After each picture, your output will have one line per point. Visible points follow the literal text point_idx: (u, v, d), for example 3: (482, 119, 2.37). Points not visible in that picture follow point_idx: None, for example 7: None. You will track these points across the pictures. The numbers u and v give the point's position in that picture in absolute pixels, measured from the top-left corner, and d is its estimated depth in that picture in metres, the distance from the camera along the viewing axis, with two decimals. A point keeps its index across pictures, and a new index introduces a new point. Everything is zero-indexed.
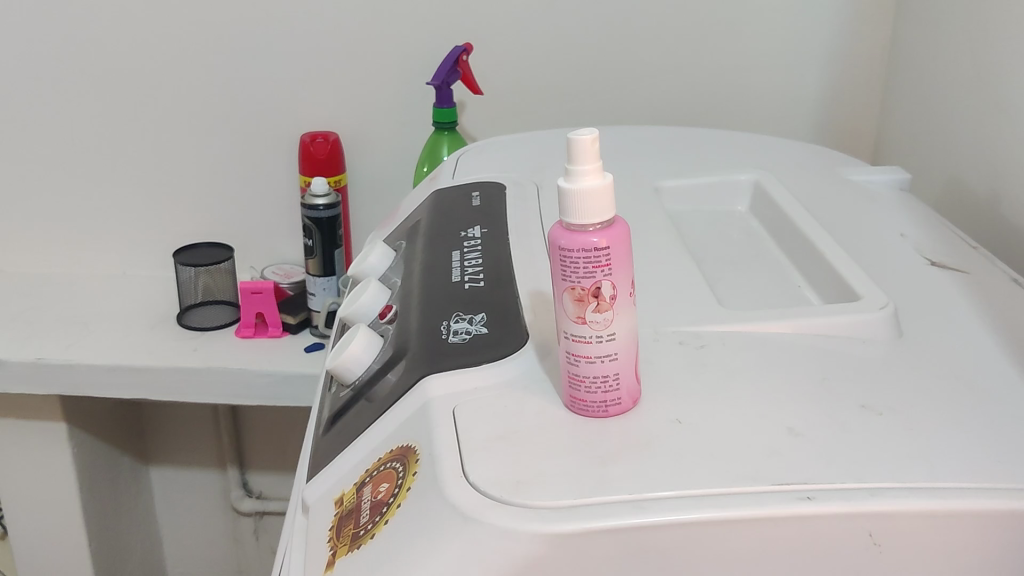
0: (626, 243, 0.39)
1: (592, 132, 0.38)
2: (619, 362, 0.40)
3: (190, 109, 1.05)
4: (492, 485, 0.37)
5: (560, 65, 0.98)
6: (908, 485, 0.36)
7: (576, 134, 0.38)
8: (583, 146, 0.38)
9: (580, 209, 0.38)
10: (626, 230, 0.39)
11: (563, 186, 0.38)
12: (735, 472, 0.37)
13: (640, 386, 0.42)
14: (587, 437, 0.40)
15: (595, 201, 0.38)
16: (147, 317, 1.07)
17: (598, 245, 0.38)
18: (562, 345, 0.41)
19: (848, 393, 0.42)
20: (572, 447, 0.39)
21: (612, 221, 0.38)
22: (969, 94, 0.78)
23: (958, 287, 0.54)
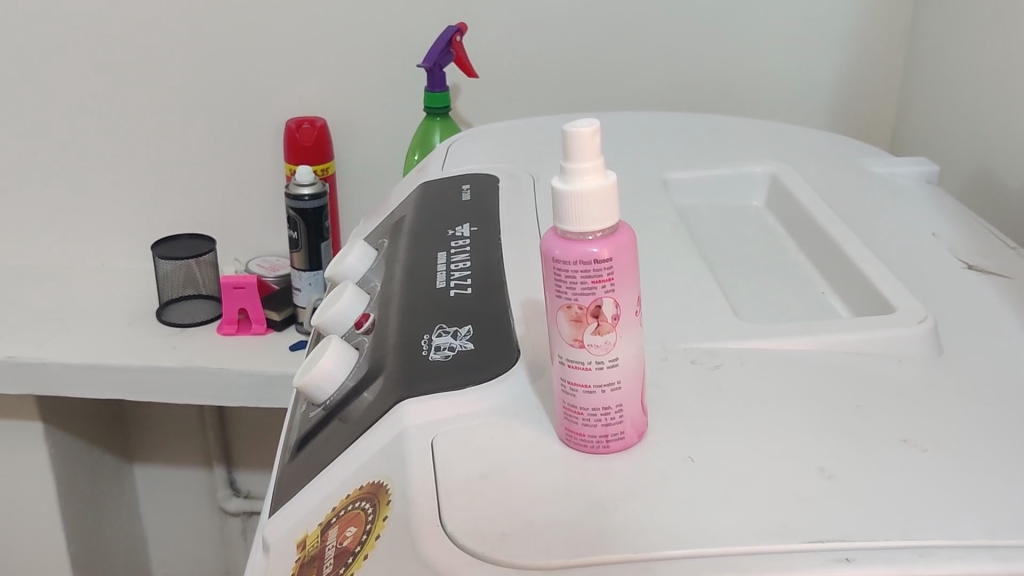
0: (630, 254, 0.33)
1: (591, 122, 0.33)
2: (622, 392, 0.35)
3: (167, 92, 0.99)
4: (475, 541, 0.32)
5: (559, 47, 0.92)
6: (963, 543, 0.31)
7: (573, 126, 0.32)
8: (582, 141, 0.32)
9: (578, 214, 0.32)
10: (631, 238, 0.33)
11: (559, 189, 0.32)
12: (760, 526, 0.32)
13: (646, 417, 0.37)
14: (585, 479, 0.35)
15: (595, 206, 0.32)
16: (125, 313, 1.01)
17: (599, 256, 0.32)
18: (557, 371, 0.35)
19: (886, 425, 0.37)
20: (569, 492, 0.34)
21: (615, 227, 0.33)
22: (998, 78, 0.72)
23: (1000, 294, 0.48)
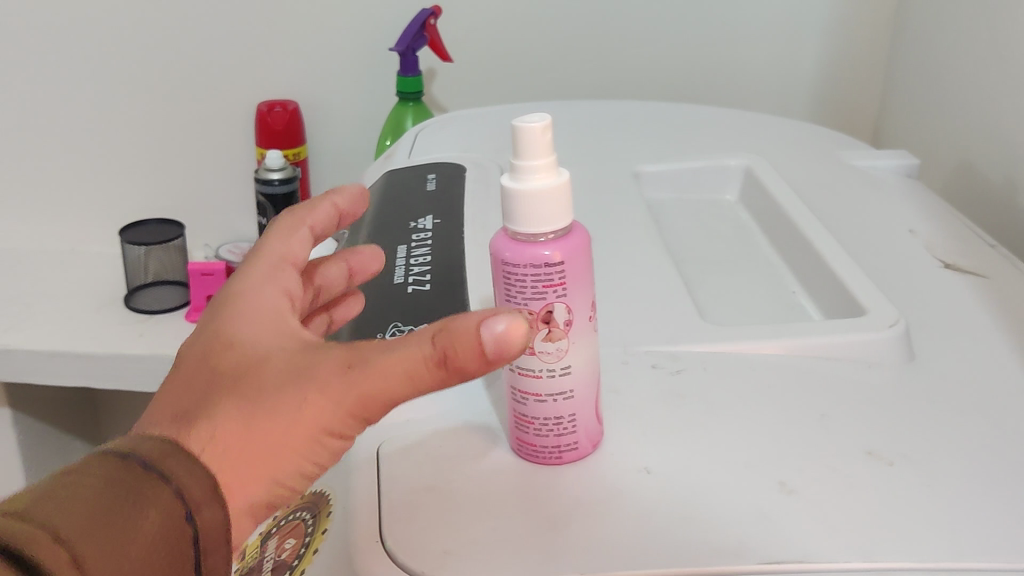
0: (585, 256, 0.31)
1: (543, 116, 0.30)
2: (575, 401, 0.33)
3: (132, 75, 0.96)
4: (416, 557, 0.31)
5: (535, 32, 0.89)
6: (927, 566, 0.30)
7: (523, 121, 0.30)
8: (534, 138, 0.30)
9: (529, 215, 0.30)
10: (586, 240, 0.32)
11: (511, 189, 0.30)
12: (714, 545, 0.30)
13: (601, 425, 0.35)
14: (534, 491, 0.33)
15: (546, 206, 0.30)
16: (92, 299, 0.98)
17: (551, 260, 0.31)
18: (507, 379, 0.34)
19: (852, 436, 0.35)
20: (520, 504, 0.33)
21: (570, 229, 0.31)
22: (981, 69, 0.70)
23: (977, 295, 0.47)
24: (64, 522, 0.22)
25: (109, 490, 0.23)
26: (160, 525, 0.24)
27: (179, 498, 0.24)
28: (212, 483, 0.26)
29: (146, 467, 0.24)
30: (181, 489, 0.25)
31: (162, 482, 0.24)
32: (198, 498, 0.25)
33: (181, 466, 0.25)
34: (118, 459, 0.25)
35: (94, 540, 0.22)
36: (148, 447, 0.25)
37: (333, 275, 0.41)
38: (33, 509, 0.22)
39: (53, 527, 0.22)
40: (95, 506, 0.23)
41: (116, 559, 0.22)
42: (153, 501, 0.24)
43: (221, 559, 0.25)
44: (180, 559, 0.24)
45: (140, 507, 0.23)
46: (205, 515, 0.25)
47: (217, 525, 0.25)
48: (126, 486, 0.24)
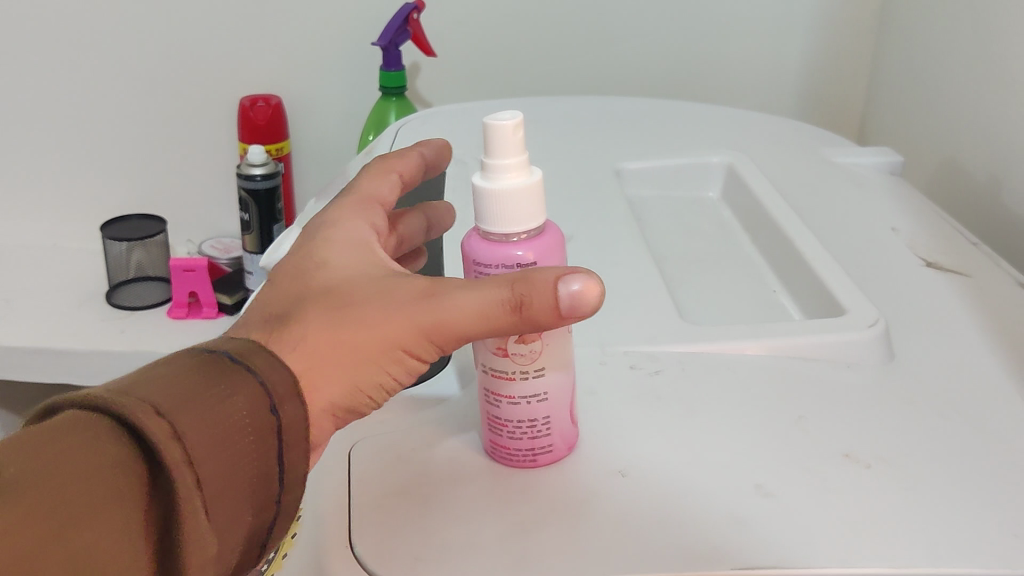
0: (557, 256, 0.31)
1: (515, 114, 0.30)
2: (550, 403, 0.33)
3: (112, 68, 0.94)
4: (384, 564, 0.30)
5: (519, 27, 0.89)
6: (904, 571, 0.29)
7: (494, 119, 0.29)
8: (505, 136, 0.29)
9: (501, 214, 0.30)
10: (559, 239, 0.31)
11: (483, 189, 0.30)
12: (688, 550, 0.30)
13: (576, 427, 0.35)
14: (506, 495, 0.33)
15: (519, 205, 0.30)
16: (72, 295, 0.97)
17: (524, 260, 0.30)
18: (480, 381, 0.33)
19: (829, 438, 0.35)
20: (494, 508, 0.32)
21: (543, 228, 0.31)
22: (966, 66, 0.70)
23: (959, 295, 0.46)
24: (161, 398, 0.25)
25: (203, 377, 0.26)
26: (245, 411, 0.26)
27: (262, 390, 0.27)
28: (293, 382, 0.28)
29: (236, 360, 0.27)
30: (266, 383, 0.27)
31: (247, 373, 0.27)
32: (282, 393, 0.28)
33: (266, 361, 0.28)
34: (215, 352, 0.28)
35: (188, 415, 0.25)
36: (242, 345, 0.28)
37: (415, 227, 0.41)
38: (138, 385, 0.25)
39: (153, 401, 0.24)
40: (189, 386, 0.26)
41: (206, 436, 0.25)
42: (241, 388, 0.26)
43: (300, 453, 0.28)
44: (262, 446, 0.27)
45: (227, 394, 0.26)
46: (287, 409, 0.28)
47: (298, 419, 0.28)
48: (217, 375, 0.27)
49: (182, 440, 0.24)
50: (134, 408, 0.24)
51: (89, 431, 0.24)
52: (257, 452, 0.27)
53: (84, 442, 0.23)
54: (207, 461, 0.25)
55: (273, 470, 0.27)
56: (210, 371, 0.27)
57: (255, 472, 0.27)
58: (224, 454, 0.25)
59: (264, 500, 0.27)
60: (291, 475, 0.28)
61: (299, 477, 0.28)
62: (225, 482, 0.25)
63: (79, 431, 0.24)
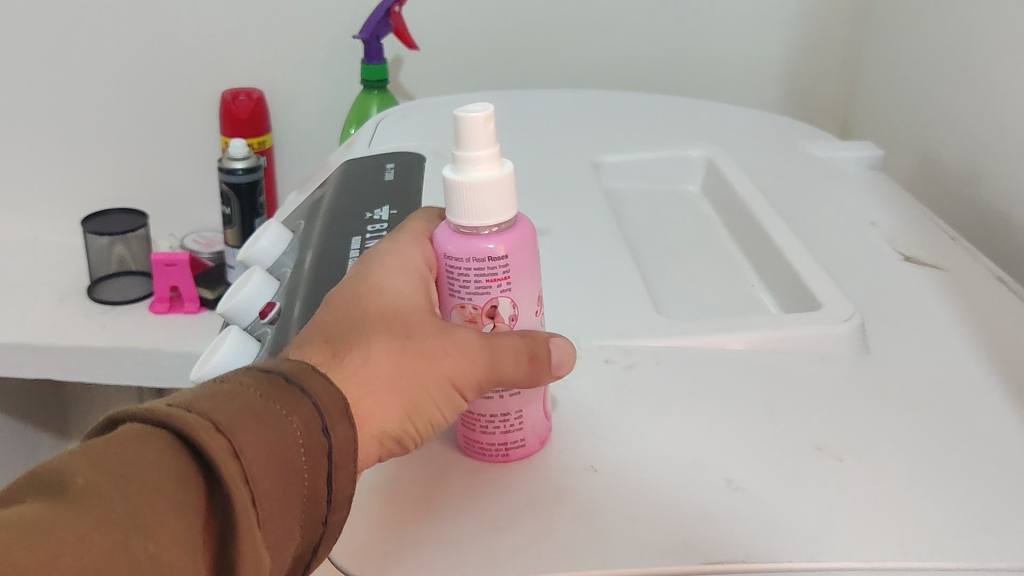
0: (528, 249, 0.31)
1: (486, 105, 0.30)
2: (522, 397, 0.33)
3: (93, 60, 0.93)
4: (351, 559, 0.30)
5: (502, 20, 0.88)
6: (872, 565, 0.29)
7: (465, 111, 0.29)
8: (476, 127, 0.29)
9: (472, 207, 0.30)
10: (530, 233, 0.31)
11: (455, 182, 0.30)
12: (657, 545, 0.30)
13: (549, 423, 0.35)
14: (477, 491, 0.33)
15: (490, 198, 0.30)
16: (52, 289, 0.96)
17: (494, 253, 0.30)
18: None
19: (801, 431, 0.35)
20: (465, 506, 0.32)
21: (515, 223, 0.31)
22: (946, 60, 0.70)
23: (935, 289, 0.46)
24: (220, 414, 0.25)
25: (260, 395, 0.27)
26: (298, 429, 0.27)
27: (315, 412, 0.28)
28: (343, 404, 0.29)
29: (292, 380, 0.28)
30: (318, 406, 0.28)
31: (302, 396, 0.27)
32: (333, 415, 0.28)
33: (320, 383, 0.28)
34: (270, 371, 0.28)
35: (246, 432, 0.25)
36: (294, 365, 0.29)
37: None
38: (198, 402, 0.26)
39: (212, 417, 0.25)
40: (251, 406, 0.26)
41: (261, 452, 0.25)
42: (297, 408, 0.27)
43: (347, 475, 0.28)
44: (314, 464, 0.27)
45: (283, 412, 0.27)
46: (337, 431, 0.28)
47: (346, 440, 0.28)
48: (272, 394, 0.27)
49: (240, 457, 0.25)
50: (195, 423, 0.24)
51: (156, 446, 0.24)
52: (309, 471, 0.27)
53: (152, 454, 0.24)
54: (263, 477, 0.25)
55: (323, 489, 0.28)
56: (267, 389, 0.27)
57: (306, 489, 0.27)
58: (278, 469, 0.26)
59: (311, 518, 0.28)
60: (338, 495, 0.28)
61: (344, 498, 0.29)
62: (278, 500, 0.26)
63: (146, 444, 0.24)
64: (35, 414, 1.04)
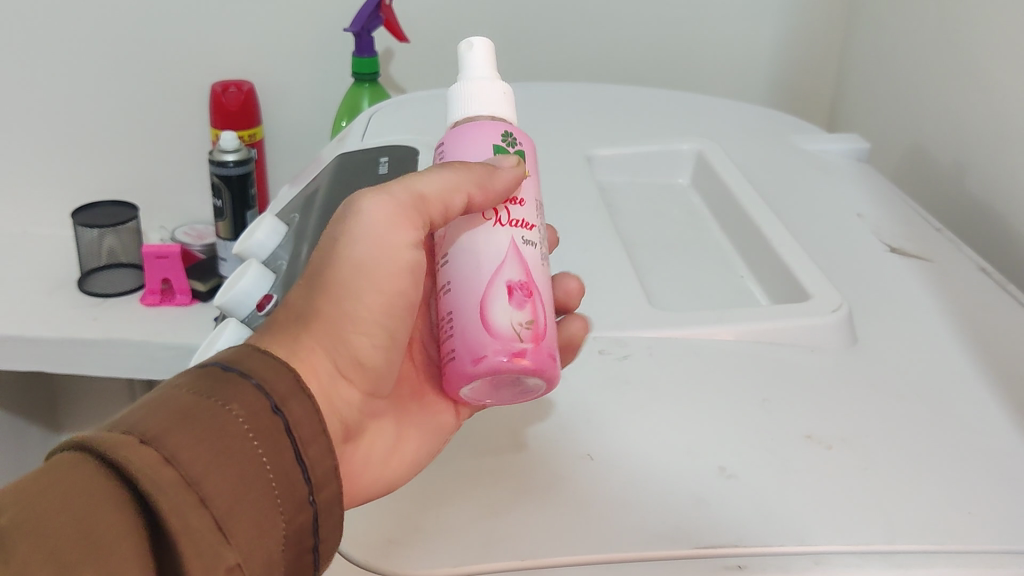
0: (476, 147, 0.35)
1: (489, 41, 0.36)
2: (453, 296, 0.33)
3: (80, 52, 0.91)
4: (359, 547, 0.31)
5: (493, 13, 0.88)
6: (859, 549, 0.30)
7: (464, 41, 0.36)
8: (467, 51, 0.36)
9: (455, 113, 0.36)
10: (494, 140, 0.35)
11: (455, 86, 0.35)
12: (653, 530, 0.31)
13: (498, 342, 0.32)
14: (475, 478, 0.34)
15: (468, 101, 0.35)
16: (43, 282, 0.95)
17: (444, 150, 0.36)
18: None
19: (791, 419, 0.36)
20: (469, 490, 0.33)
21: (516, 127, 0.36)
22: (933, 53, 0.70)
23: (922, 280, 0.47)
24: (149, 426, 0.25)
25: (195, 395, 0.26)
26: (241, 416, 0.26)
27: (260, 393, 0.27)
28: (294, 380, 0.28)
29: (228, 368, 0.28)
30: (263, 386, 0.28)
31: (242, 380, 0.27)
32: (283, 392, 0.28)
33: (260, 363, 0.28)
34: (207, 366, 0.28)
35: (175, 436, 0.25)
36: (234, 353, 0.29)
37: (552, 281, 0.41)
38: (123, 420, 0.25)
39: (138, 431, 0.25)
40: (183, 406, 0.26)
41: (199, 451, 0.25)
42: (235, 396, 0.27)
43: (320, 447, 0.28)
44: (273, 448, 0.27)
45: (221, 404, 0.26)
46: (291, 406, 0.28)
47: (304, 413, 0.28)
48: (208, 390, 0.27)
49: (175, 463, 0.24)
50: (121, 442, 0.24)
51: (86, 471, 0.24)
52: (269, 455, 0.26)
53: (83, 480, 0.23)
54: (209, 475, 0.25)
55: (295, 470, 0.27)
56: (203, 386, 0.27)
57: (271, 476, 0.26)
58: (226, 464, 0.25)
59: (292, 503, 0.27)
60: (315, 472, 0.28)
61: (325, 472, 0.28)
62: (239, 491, 0.25)
63: (76, 471, 0.24)
64: (26, 408, 1.03)
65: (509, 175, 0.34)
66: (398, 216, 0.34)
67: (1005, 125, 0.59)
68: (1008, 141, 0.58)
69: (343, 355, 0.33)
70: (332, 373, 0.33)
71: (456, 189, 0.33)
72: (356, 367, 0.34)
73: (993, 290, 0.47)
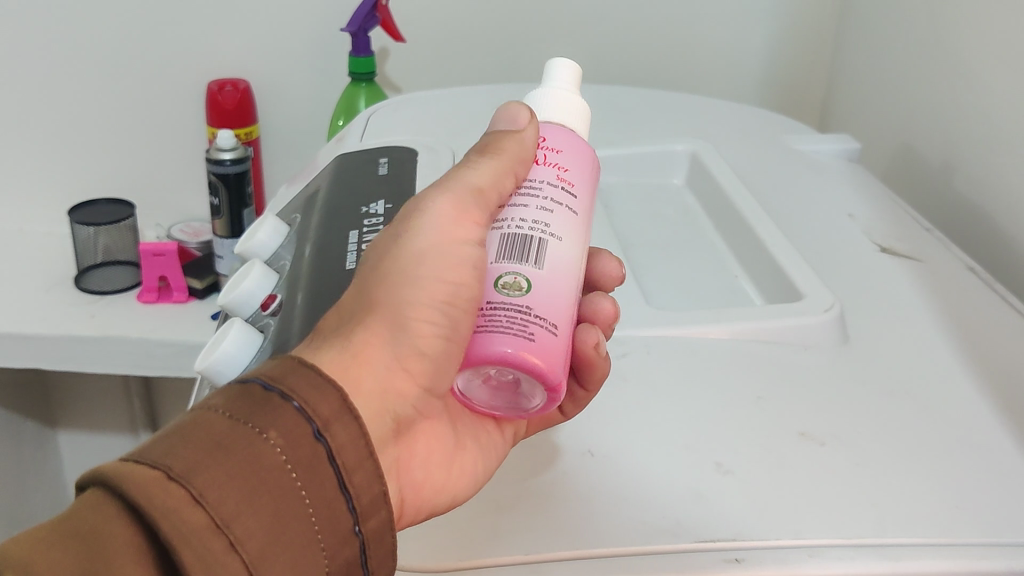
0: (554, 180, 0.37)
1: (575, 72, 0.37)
2: None
3: (76, 51, 0.91)
4: (410, 549, 0.32)
5: (488, 13, 0.89)
6: (852, 542, 0.31)
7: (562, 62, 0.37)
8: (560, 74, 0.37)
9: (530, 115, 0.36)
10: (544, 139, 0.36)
11: (537, 90, 0.37)
12: (653, 524, 0.32)
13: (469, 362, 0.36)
14: (500, 494, 0.35)
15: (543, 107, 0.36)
16: (39, 279, 0.95)
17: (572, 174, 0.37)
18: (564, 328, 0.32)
19: (786, 418, 0.37)
20: (493, 507, 0.34)
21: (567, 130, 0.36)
22: (924, 56, 0.71)
23: (912, 280, 0.48)
24: (178, 460, 0.26)
25: (231, 420, 0.27)
26: (280, 446, 0.27)
27: (301, 417, 0.28)
28: (339, 399, 0.29)
29: (270, 388, 0.28)
30: (304, 408, 0.28)
31: (284, 401, 0.28)
32: (326, 415, 0.28)
33: (302, 380, 0.29)
34: (248, 382, 0.29)
35: (204, 473, 0.26)
36: (278, 366, 0.29)
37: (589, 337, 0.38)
38: (150, 450, 0.26)
39: (165, 465, 0.25)
40: (218, 438, 0.27)
41: (229, 491, 0.26)
42: (274, 423, 0.27)
43: (366, 473, 0.29)
44: (312, 480, 0.27)
45: (258, 433, 0.27)
46: (334, 430, 0.28)
47: (348, 438, 0.29)
48: (245, 414, 0.27)
49: (204, 505, 0.25)
50: (146, 480, 0.25)
51: (108, 513, 0.25)
52: (308, 488, 0.27)
53: (100, 523, 0.25)
54: (239, 517, 0.26)
55: (338, 500, 0.28)
56: (239, 409, 0.28)
57: (311, 510, 0.27)
58: (259, 502, 0.26)
59: (336, 537, 0.28)
60: (362, 501, 0.29)
61: (370, 500, 0.29)
62: (271, 529, 0.26)
63: (98, 512, 0.25)
64: (24, 406, 1.03)
65: (530, 137, 0.35)
66: (463, 209, 0.35)
67: (994, 127, 0.60)
68: (996, 143, 0.59)
69: (402, 344, 0.34)
70: (392, 364, 0.33)
71: (500, 178, 0.35)
72: (418, 357, 0.34)
73: (981, 289, 0.48)
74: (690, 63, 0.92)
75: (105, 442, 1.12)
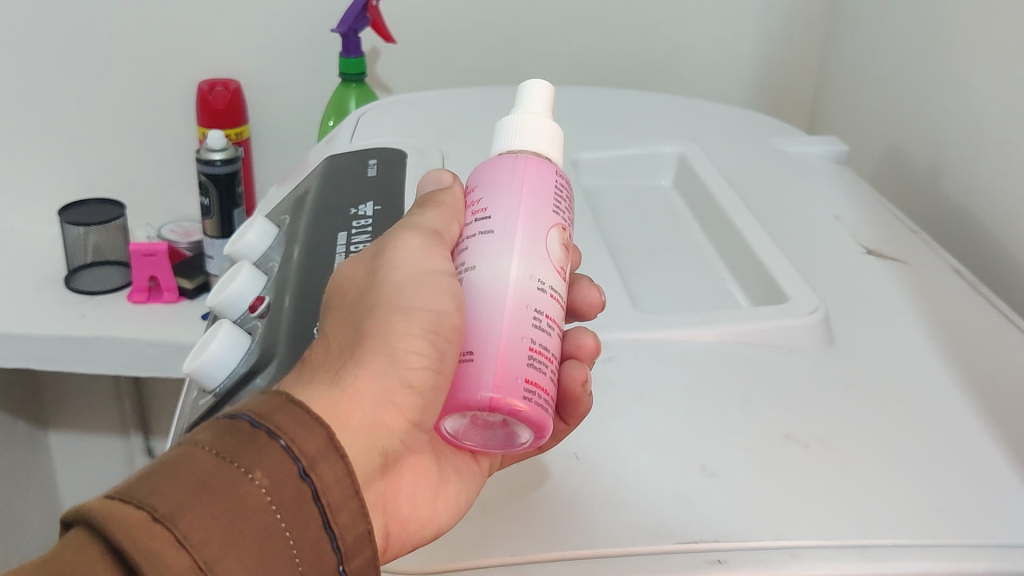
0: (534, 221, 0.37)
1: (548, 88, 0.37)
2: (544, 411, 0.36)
3: (67, 52, 0.91)
4: (396, 561, 0.33)
5: (479, 14, 0.89)
6: (834, 543, 0.32)
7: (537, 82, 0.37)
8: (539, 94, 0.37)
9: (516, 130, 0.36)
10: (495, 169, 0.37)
11: (510, 114, 0.36)
12: (637, 525, 0.32)
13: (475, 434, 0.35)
14: (488, 504, 0.35)
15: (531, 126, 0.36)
16: (29, 279, 0.95)
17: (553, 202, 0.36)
18: (522, 329, 0.32)
19: (771, 420, 0.37)
20: (479, 519, 0.34)
21: (535, 155, 0.35)
22: (912, 58, 0.72)
23: (897, 282, 0.49)
24: (162, 501, 0.26)
25: (217, 459, 0.27)
26: (265, 487, 0.27)
27: (288, 456, 0.28)
28: (326, 437, 0.29)
29: (257, 425, 0.29)
30: (291, 447, 0.28)
31: (272, 439, 0.28)
32: (312, 454, 0.29)
33: (289, 419, 0.29)
34: (237, 419, 0.29)
35: (189, 516, 0.26)
36: (266, 403, 0.30)
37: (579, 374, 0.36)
38: (136, 489, 0.26)
39: (151, 506, 0.26)
40: (203, 479, 0.27)
41: (213, 533, 0.26)
42: (259, 463, 0.28)
43: (350, 513, 0.29)
44: (296, 520, 0.28)
45: (244, 473, 0.27)
46: (321, 468, 0.29)
47: (334, 477, 0.29)
48: (232, 453, 0.28)
49: (188, 548, 0.25)
50: (131, 520, 0.25)
51: (92, 555, 0.25)
52: (291, 528, 0.27)
53: (84, 564, 0.25)
54: (222, 560, 0.26)
55: (322, 540, 0.28)
56: (225, 447, 0.28)
57: (294, 551, 0.27)
58: (243, 544, 0.26)
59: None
60: (346, 540, 0.29)
61: (355, 540, 0.29)
62: (253, 571, 0.26)
63: (82, 553, 0.25)
64: (14, 407, 1.03)
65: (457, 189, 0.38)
66: (432, 246, 0.36)
67: (982, 130, 0.60)
68: (983, 146, 0.60)
69: (391, 378, 0.34)
70: (381, 399, 0.34)
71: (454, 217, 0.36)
72: (406, 391, 0.34)
73: (966, 292, 0.49)
74: (681, 65, 0.92)
75: (96, 442, 1.12)
